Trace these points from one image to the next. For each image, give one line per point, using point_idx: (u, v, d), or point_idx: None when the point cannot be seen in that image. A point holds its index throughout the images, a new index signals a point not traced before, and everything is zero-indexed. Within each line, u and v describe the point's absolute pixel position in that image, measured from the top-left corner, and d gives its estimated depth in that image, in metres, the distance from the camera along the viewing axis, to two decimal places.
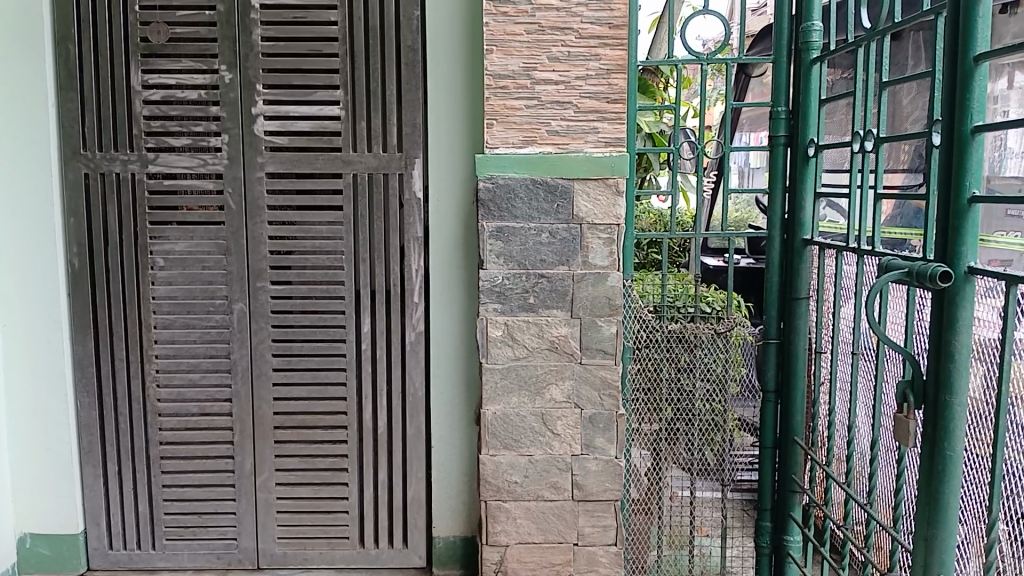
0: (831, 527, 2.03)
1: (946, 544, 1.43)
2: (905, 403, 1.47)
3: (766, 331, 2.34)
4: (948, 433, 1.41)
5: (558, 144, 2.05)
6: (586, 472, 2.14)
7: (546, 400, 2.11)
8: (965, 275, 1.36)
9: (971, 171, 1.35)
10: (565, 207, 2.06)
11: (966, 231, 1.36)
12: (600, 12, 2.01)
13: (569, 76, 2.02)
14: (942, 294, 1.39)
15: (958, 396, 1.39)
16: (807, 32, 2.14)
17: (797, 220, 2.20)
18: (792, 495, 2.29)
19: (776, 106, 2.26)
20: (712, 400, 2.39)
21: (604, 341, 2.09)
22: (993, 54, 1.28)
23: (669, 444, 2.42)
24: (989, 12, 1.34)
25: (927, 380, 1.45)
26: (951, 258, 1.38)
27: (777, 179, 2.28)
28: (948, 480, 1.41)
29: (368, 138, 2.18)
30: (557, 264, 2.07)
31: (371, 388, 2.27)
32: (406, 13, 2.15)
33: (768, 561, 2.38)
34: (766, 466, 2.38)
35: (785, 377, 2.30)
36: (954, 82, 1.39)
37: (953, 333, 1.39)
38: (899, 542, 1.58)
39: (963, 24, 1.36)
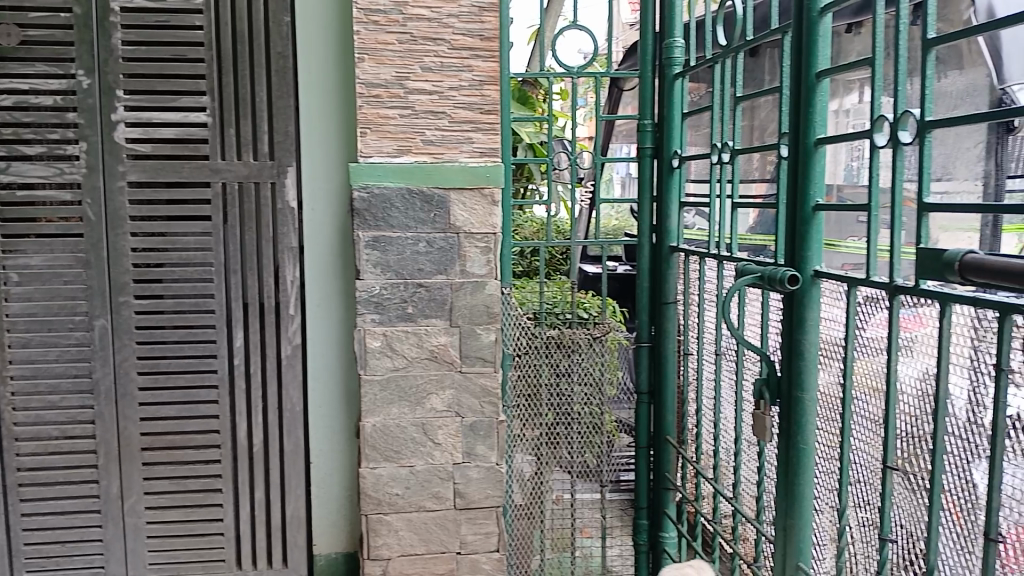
0: (703, 522, 2.12)
1: (802, 533, 1.52)
2: (762, 399, 1.56)
3: (639, 335, 2.45)
4: (801, 428, 1.50)
5: (434, 154, 2.05)
6: (467, 480, 2.14)
7: (427, 410, 2.11)
8: (811, 278, 1.47)
9: (814, 179, 1.46)
10: (442, 216, 2.06)
11: (811, 238, 1.47)
12: (471, 24, 2.03)
13: (442, 86, 2.03)
14: (792, 296, 1.50)
15: (808, 392, 1.49)
16: (670, 48, 2.25)
17: (664, 229, 2.30)
18: (666, 492, 2.40)
19: (642, 119, 2.36)
20: (591, 404, 2.45)
21: (483, 349, 2.11)
22: (834, 71, 1.38)
23: (550, 448, 2.45)
24: (829, 32, 1.44)
25: (781, 378, 1.55)
26: (799, 262, 1.48)
27: (645, 190, 2.38)
28: (803, 472, 1.51)
29: (237, 146, 2.12)
30: (435, 273, 2.07)
31: (244, 404, 2.20)
32: (276, 19, 2.11)
33: (646, 558, 2.50)
34: (642, 465, 2.49)
35: (657, 378, 2.40)
36: (799, 97, 1.48)
37: (802, 334, 1.49)
38: (763, 534, 1.67)
39: (806, 43, 1.46)
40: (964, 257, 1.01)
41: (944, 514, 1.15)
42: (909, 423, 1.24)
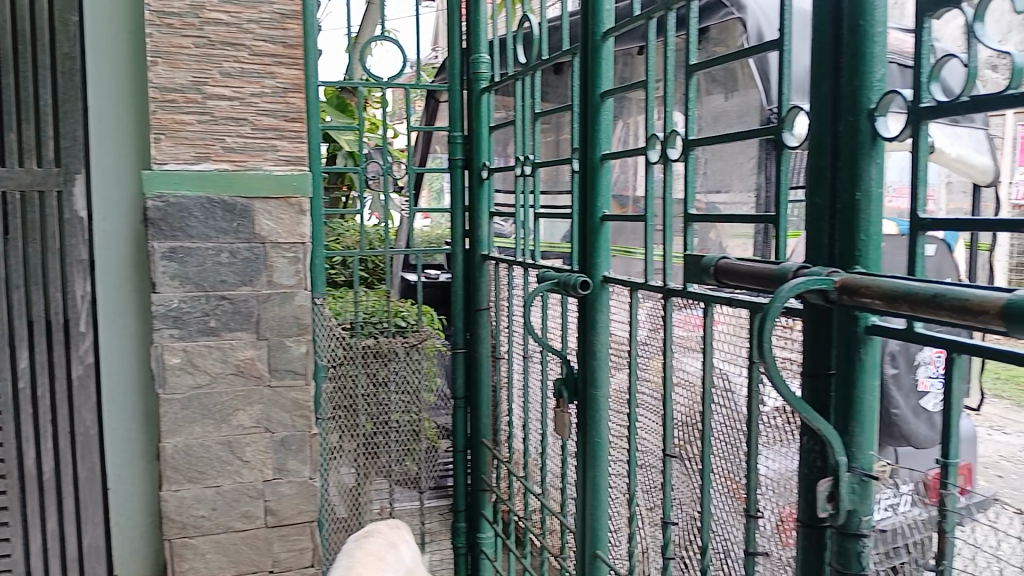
0: (516, 520, 2.18)
1: (598, 523, 1.62)
2: (561, 398, 1.66)
3: (454, 341, 2.50)
4: (596, 425, 1.60)
5: (235, 162, 1.99)
6: (278, 497, 2.09)
7: (233, 427, 2.04)
8: (600, 283, 1.58)
9: (602, 192, 1.57)
10: (246, 226, 2.01)
11: (600, 247, 1.57)
12: (273, 31, 2.00)
13: (242, 93, 1.98)
14: (584, 300, 1.60)
15: (601, 388, 1.60)
16: (476, 63, 2.31)
17: (476, 238, 2.36)
18: (482, 493, 2.46)
19: (452, 131, 2.41)
20: (410, 412, 2.47)
21: (293, 362, 2.07)
22: (614, 93, 1.49)
23: (370, 459, 2.44)
24: (611, 56, 1.56)
25: (578, 377, 1.64)
26: (590, 268, 1.58)
27: (458, 200, 2.43)
28: (599, 464, 1.61)
29: (18, 152, 1.96)
30: (239, 284, 2.01)
31: (32, 429, 2.02)
32: (61, 19, 1.98)
33: (465, 560, 2.53)
34: (459, 469, 2.53)
35: (472, 383, 2.47)
36: (586, 115, 1.58)
37: (594, 334, 1.59)
38: (567, 526, 1.78)
39: (590, 64, 1.56)
40: (718, 261, 1.10)
41: (717, 494, 1.26)
42: (687, 414, 1.34)
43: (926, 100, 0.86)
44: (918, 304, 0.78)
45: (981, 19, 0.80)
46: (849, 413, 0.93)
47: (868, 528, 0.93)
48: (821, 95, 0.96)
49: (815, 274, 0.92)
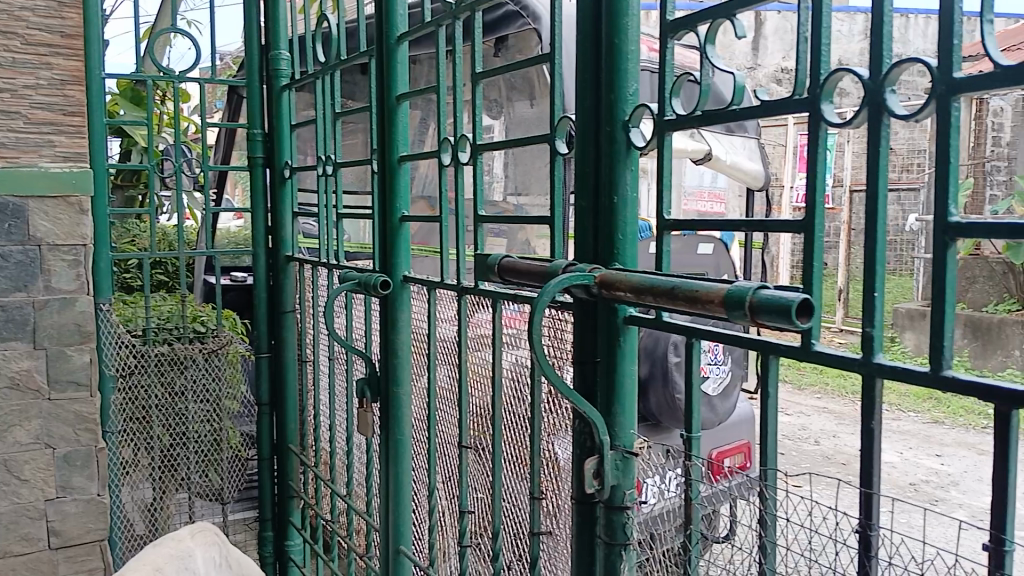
0: (323, 525, 2.16)
1: (400, 519, 1.65)
2: (364, 398, 1.67)
3: (257, 346, 2.43)
4: (397, 423, 1.63)
5: (6, 158, 1.84)
6: (63, 516, 1.95)
7: (9, 444, 1.88)
8: (401, 282, 1.60)
9: (400, 194, 1.59)
10: (19, 227, 1.86)
11: (400, 247, 1.60)
12: (49, 19, 1.87)
13: (14, 84, 1.84)
14: (385, 300, 1.61)
15: (403, 387, 1.62)
16: (276, 60, 2.28)
17: (279, 238, 2.31)
18: (289, 500, 2.41)
19: (252, 128, 2.35)
20: (210, 421, 2.37)
21: (76, 372, 1.94)
22: (408, 96, 1.52)
23: (168, 472, 2.33)
24: (406, 59, 1.59)
25: (379, 376, 1.66)
26: (389, 268, 1.60)
27: (258, 199, 2.39)
28: (401, 461, 1.63)
29: None
30: (12, 290, 1.86)
31: None
32: None
33: (273, 568, 2.49)
34: (266, 477, 2.47)
35: (278, 388, 2.41)
36: (382, 117, 1.61)
37: (395, 333, 1.61)
38: (372, 525, 1.79)
39: (385, 67, 1.59)
40: (502, 260, 1.15)
41: (507, 481, 1.32)
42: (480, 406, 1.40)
43: (668, 114, 0.93)
44: (660, 295, 0.87)
45: (712, 41, 0.87)
46: (611, 396, 1.03)
47: (630, 500, 1.01)
48: (585, 106, 1.04)
49: (579, 271, 1.00)
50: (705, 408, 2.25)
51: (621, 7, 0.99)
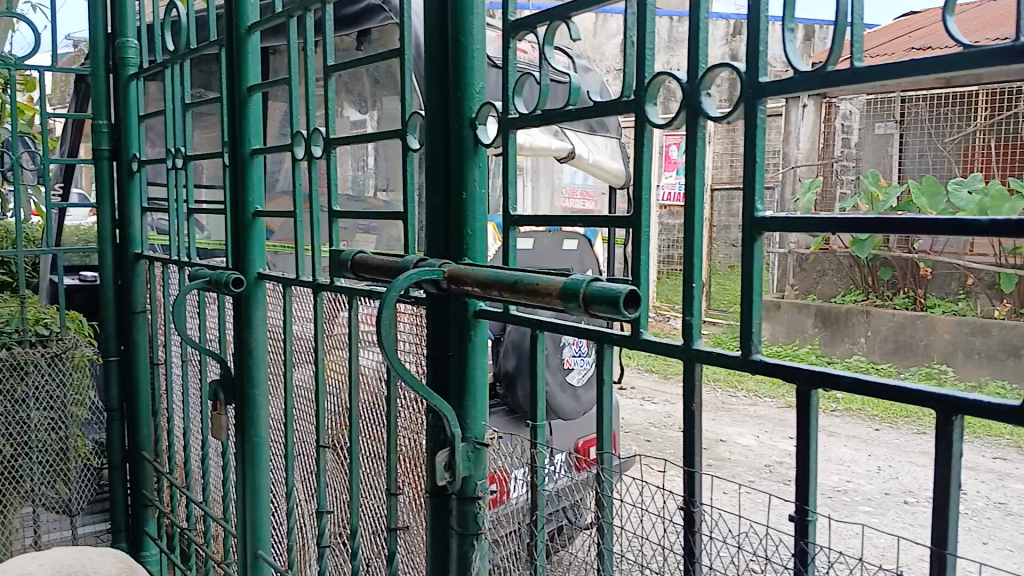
0: (181, 532, 2.08)
1: (259, 521, 1.61)
2: (217, 400, 1.62)
3: (105, 349, 2.31)
4: (254, 425, 1.58)
5: None
6: None
7: None
8: (255, 280, 1.56)
9: (253, 188, 1.55)
10: None
11: (253, 242, 1.56)
12: None
13: None
14: (238, 298, 1.57)
15: (258, 388, 1.58)
16: (122, 48, 2.16)
17: (127, 235, 2.20)
18: (145, 509, 2.30)
19: (97, 119, 2.23)
20: (56, 430, 2.23)
21: None
22: (258, 88, 1.49)
23: (9, 486, 2.18)
24: (257, 51, 1.55)
25: (233, 377, 1.61)
26: (242, 265, 1.56)
27: (104, 195, 2.27)
28: (258, 464, 1.59)
29: None
30: None
31: None
32: None
33: None
34: (118, 486, 2.35)
35: (130, 393, 2.29)
36: (233, 109, 1.56)
37: (250, 332, 1.57)
38: (229, 531, 1.74)
39: (236, 58, 1.54)
40: (354, 255, 1.14)
41: (365, 478, 1.31)
42: (337, 404, 1.38)
43: (511, 112, 0.94)
44: (503, 288, 0.88)
45: (551, 42, 0.89)
46: (463, 389, 1.04)
47: (482, 490, 1.02)
48: (433, 102, 1.04)
49: (429, 265, 1.00)
50: (569, 397, 2.28)
51: (466, 5, 1.00)
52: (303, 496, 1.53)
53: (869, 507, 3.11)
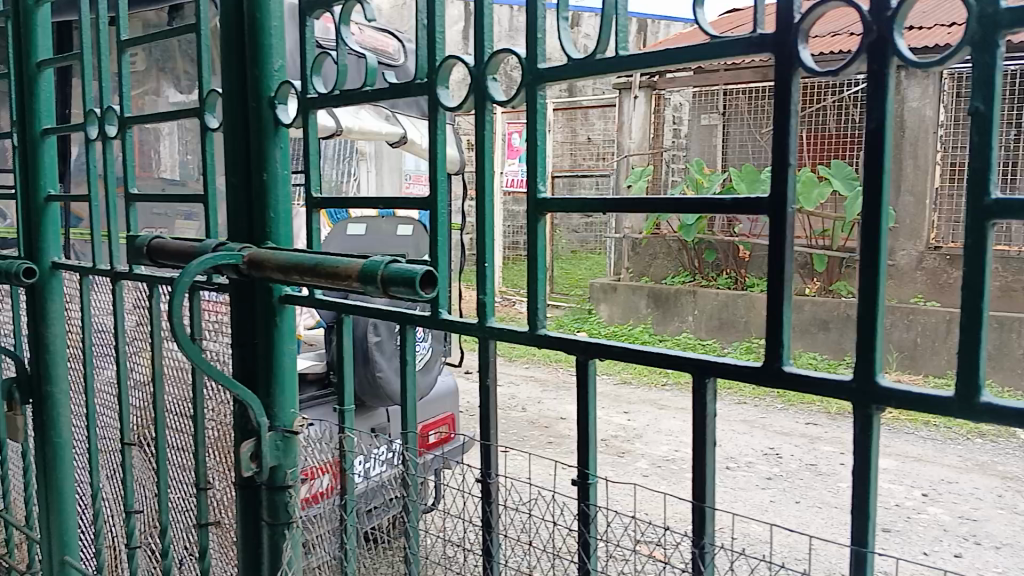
0: None
1: (65, 526, 1.51)
2: (12, 400, 1.50)
3: None
4: (55, 425, 1.48)
5: None
6: None
7: None
8: (50, 269, 1.45)
9: (45, 170, 1.44)
10: None
11: (47, 229, 1.45)
12: None
13: None
14: (32, 290, 1.45)
15: (59, 385, 1.48)
16: None
17: None
18: None
19: None
20: None
21: None
22: (47, 62, 1.37)
23: None
24: (48, 22, 1.43)
25: (29, 374, 1.49)
26: (35, 254, 1.45)
27: None
28: (62, 466, 1.49)
29: None
30: None
31: None
32: None
33: None
34: None
35: None
36: (21, 85, 1.44)
37: (47, 327, 1.46)
38: (32, 539, 1.62)
39: (22, 30, 1.42)
40: (151, 242, 1.08)
41: (174, 474, 1.26)
42: (143, 398, 1.32)
43: (311, 92, 0.92)
44: (303, 272, 0.86)
45: (346, 21, 0.87)
46: (271, 377, 1.02)
47: (292, 479, 1.00)
48: (230, 80, 1.00)
49: (229, 249, 0.96)
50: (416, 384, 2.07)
51: None
52: (111, 497, 1.44)
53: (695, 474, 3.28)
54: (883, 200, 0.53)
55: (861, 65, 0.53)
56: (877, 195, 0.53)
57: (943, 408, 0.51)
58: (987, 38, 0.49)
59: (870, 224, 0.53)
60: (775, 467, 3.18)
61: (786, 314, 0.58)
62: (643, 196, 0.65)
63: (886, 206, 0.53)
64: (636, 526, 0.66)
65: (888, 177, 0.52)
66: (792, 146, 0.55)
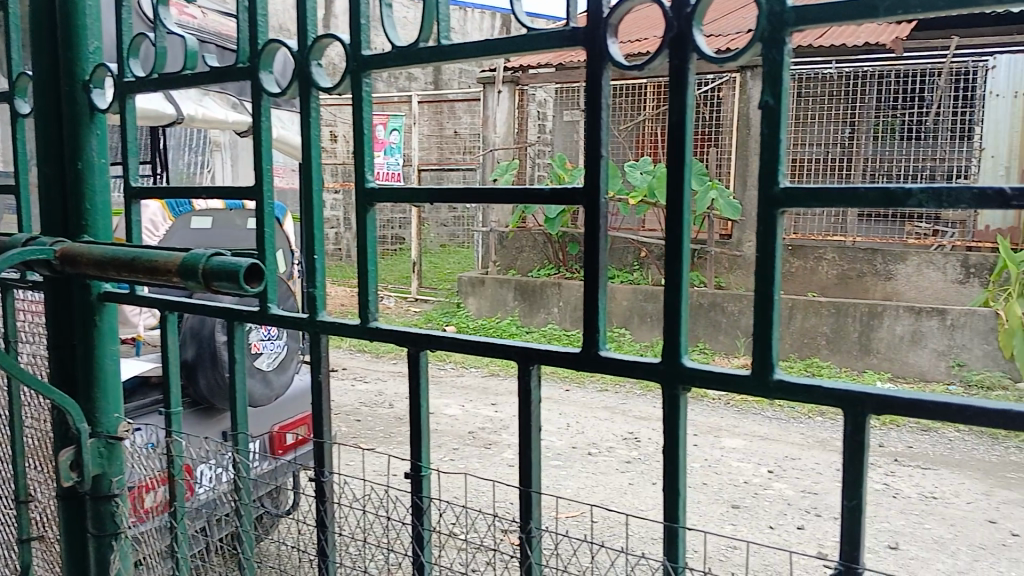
0: None
1: None
2: None
3: None
4: None
5: None
6: None
7: None
8: None
9: None
10: None
11: None
12: None
13: None
14: None
15: None
16: None
17: None
18: None
19: None
20: None
21: None
22: None
23: None
24: None
25: None
26: None
27: None
28: None
29: None
30: None
31: None
32: None
33: None
34: None
35: None
36: None
37: None
38: None
39: None
40: None
41: None
42: None
43: (128, 76, 0.87)
44: (120, 267, 0.81)
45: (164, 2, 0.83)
46: (92, 381, 0.95)
47: (118, 487, 0.96)
48: (40, 63, 0.93)
49: (40, 244, 0.89)
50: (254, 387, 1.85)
51: None
52: None
53: (558, 460, 3.16)
54: (684, 188, 0.56)
55: (664, 60, 0.56)
56: (679, 183, 0.56)
57: (743, 386, 0.56)
58: (775, 35, 0.53)
59: (672, 213, 0.57)
60: (633, 451, 3.28)
61: (600, 303, 0.61)
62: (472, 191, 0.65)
63: (687, 196, 0.57)
64: (467, 515, 0.66)
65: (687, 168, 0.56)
66: (603, 142, 0.58)
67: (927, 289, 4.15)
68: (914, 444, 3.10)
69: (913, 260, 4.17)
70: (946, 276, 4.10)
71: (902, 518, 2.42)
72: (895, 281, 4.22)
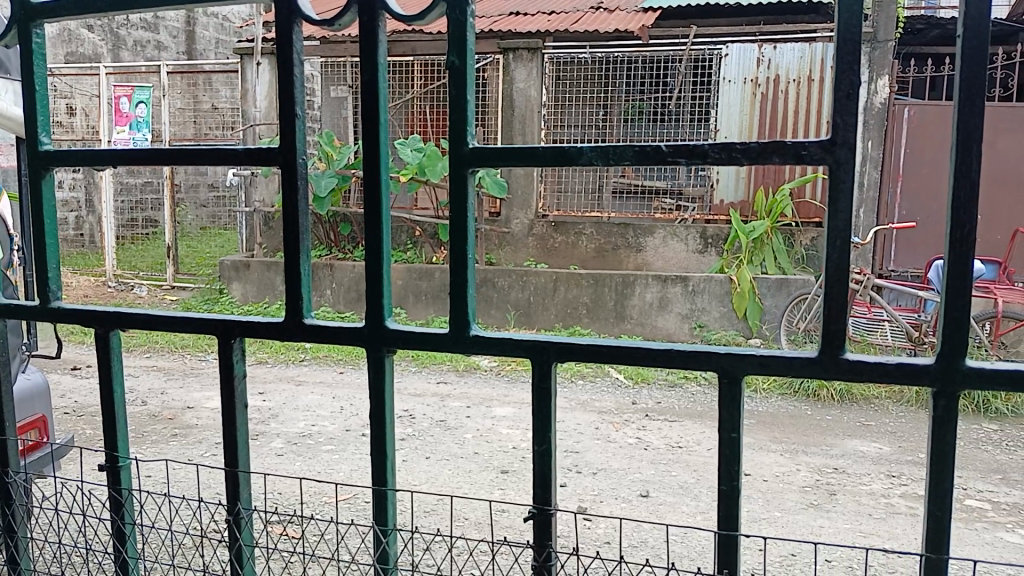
0: None
1: None
2: None
3: None
4: None
5: None
6: None
7: None
8: None
9: None
10: None
11: None
12: None
13: None
14: None
15: None
16: None
17: None
18: None
19: None
20: None
21: None
22: None
23: None
24: None
25: None
26: None
27: None
28: None
29: None
30: None
31: None
32: None
33: None
34: None
35: None
36: None
37: None
38: None
39: None
40: None
41: None
42: None
43: None
44: None
45: None
46: None
47: None
48: None
49: None
50: None
51: None
52: None
53: (331, 445, 3.09)
54: (380, 149, 0.72)
55: (353, 15, 0.71)
56: (376, 135, 0.72)
57: (446, 343, 0.73)
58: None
59: (372, 161, 0.72)
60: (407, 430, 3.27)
61: (300, 279, 0.77)
62: (146, 149, 0.78)
63: (385, 147, 0.72)
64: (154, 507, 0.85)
65: (386, 128, 0.72)
66: (295, 114, 0.74)
67: (671, 259, 4.52)
68: (663, 399, 3.38)
69: (660, 233, 4.52)
70: (687, 248, 4.49)
71: (652, 468, 2.63)
72: (644, 253, 4.55)
